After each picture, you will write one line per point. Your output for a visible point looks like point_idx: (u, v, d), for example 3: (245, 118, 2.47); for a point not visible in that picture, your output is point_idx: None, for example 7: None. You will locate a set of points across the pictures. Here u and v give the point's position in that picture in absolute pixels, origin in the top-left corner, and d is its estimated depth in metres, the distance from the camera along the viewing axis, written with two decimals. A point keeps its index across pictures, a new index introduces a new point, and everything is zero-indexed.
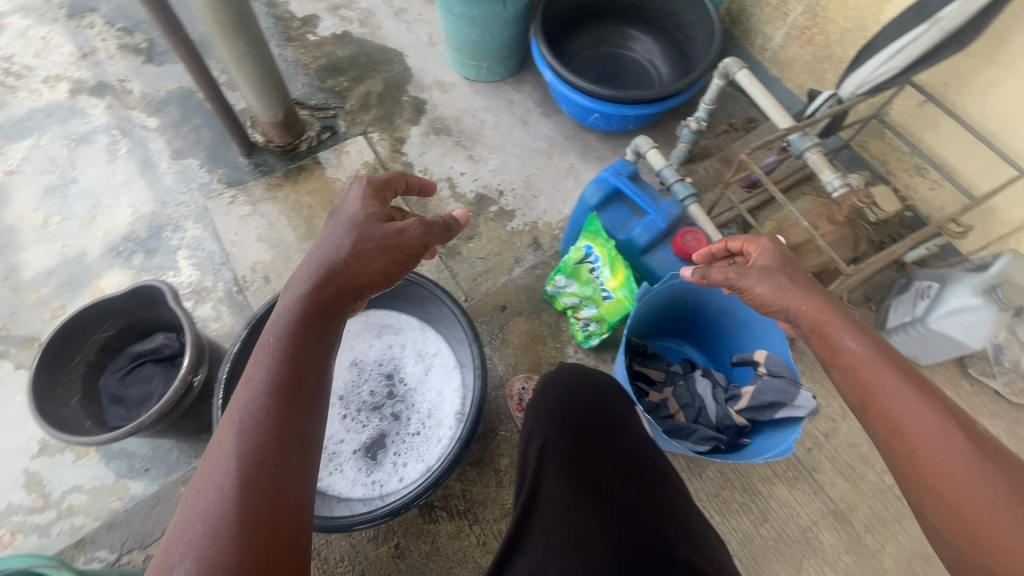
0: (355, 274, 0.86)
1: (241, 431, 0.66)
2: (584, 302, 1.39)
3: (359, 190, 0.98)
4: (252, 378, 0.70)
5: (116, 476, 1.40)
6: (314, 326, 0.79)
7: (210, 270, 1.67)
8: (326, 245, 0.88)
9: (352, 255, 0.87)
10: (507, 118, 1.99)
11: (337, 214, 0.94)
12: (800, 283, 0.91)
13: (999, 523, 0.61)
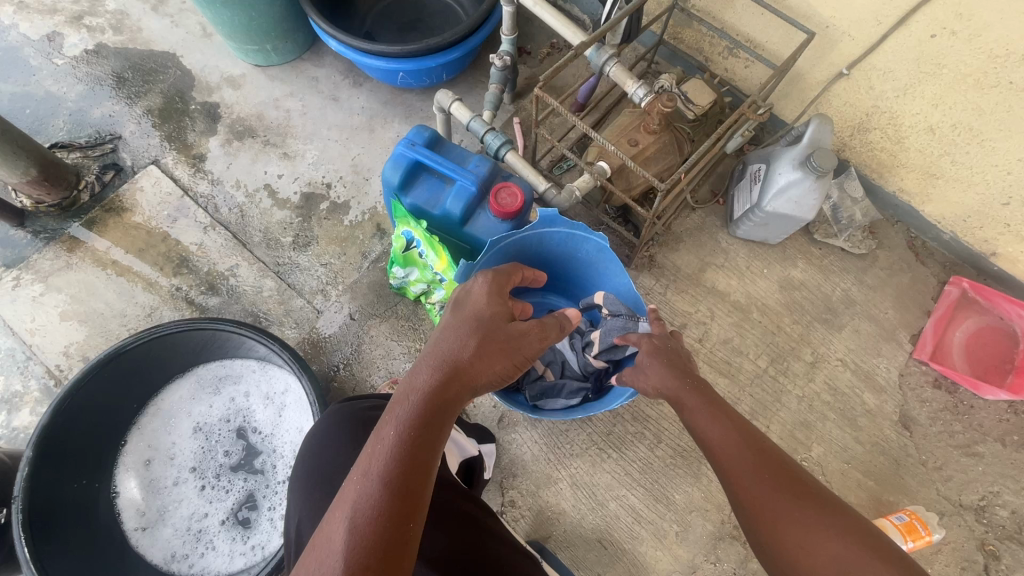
0: (477, 374, 0.74)
1: (353, 530, 0.56)
2: (432, 286, 1.31)
3: (488, 274, 0.84)
4: (370, 471, 0.60)
5: None
6: (436, 427, 0.67)
7: (16, 371, 1.44)
8: (453, 338, 0.75)
9: (475, 355, 0.74)
10: (315, 100, 1.78)
11: (460, 304, 0.81)
12: (675, 365, 0.88)
13: (750, 485, 0.69)
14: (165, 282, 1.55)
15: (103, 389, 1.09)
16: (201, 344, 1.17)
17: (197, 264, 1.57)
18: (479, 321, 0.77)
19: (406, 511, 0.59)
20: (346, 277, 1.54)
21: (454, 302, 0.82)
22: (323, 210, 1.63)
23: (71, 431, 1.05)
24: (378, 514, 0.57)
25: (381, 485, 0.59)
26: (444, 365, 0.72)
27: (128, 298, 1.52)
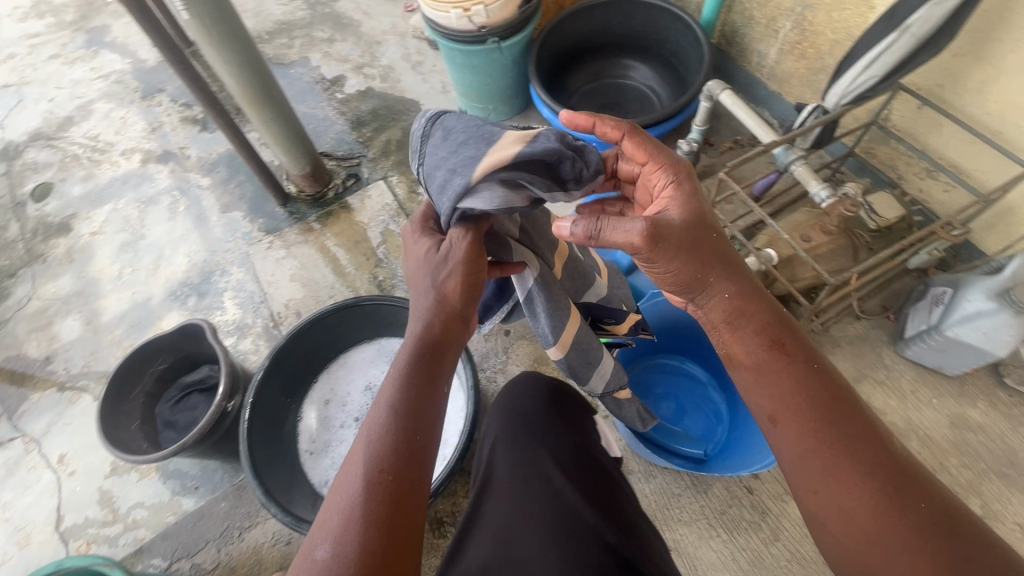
0: (450, 312, 0.88)
1: (368, 451, 0.73)
2: None
3: (416, 232, 0.95)
4: (377, 408, 0.78)
5: (172, 493, 1.57)
6: (422, 358, 0.83)
7: (251, 308, 1.87)
8: (421, 295, 0.88)
9: (438, 297, 0.88)
10: None
11: (410, 266, 0.93)
12: (711, 257, 0.87)
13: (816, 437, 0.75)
14: (367, 270, 1.91)
15: (319, 331, 1.40)
16: (392, 320, 1.45)
17: (393, 262, 1.91)
18: (438, 283, 0.88)
19: (408, 424, 0.76)
20: None
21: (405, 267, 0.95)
22: None
23: (292, 355, 1.37)
24: (386, 430, 0.75)
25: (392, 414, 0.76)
26: (431, 313, 0.87)
27: (338, 276, 1.91)
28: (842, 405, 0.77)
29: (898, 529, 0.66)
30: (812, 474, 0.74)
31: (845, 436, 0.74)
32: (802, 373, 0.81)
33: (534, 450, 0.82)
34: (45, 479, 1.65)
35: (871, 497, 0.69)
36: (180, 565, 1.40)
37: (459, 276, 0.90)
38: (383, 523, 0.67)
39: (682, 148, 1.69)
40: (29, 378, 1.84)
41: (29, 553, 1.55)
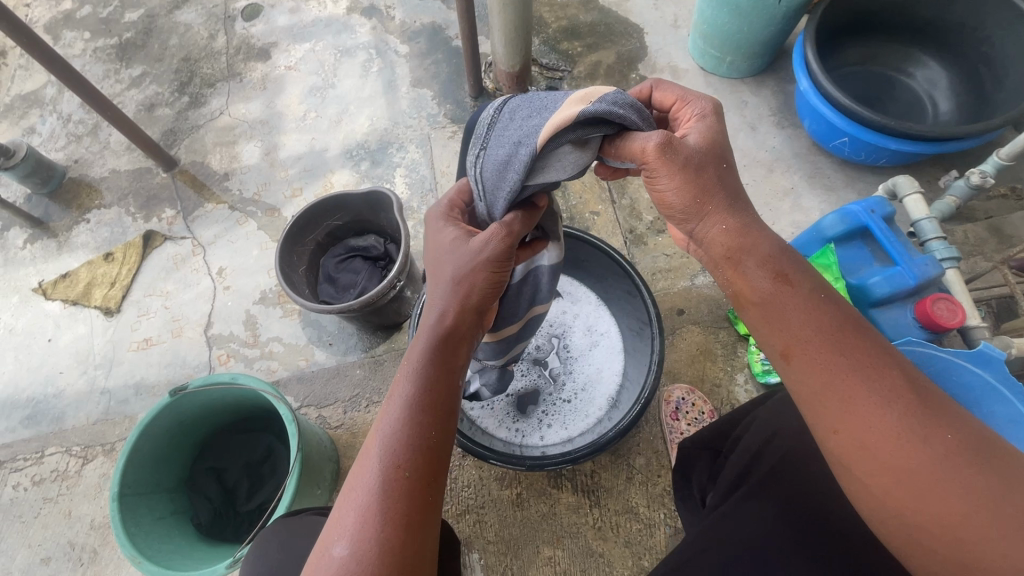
0: (477, 298, 0.75)
1: (383, 441, 0.65)
2: None
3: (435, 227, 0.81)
4: (394, 396, 0.68)
5: (308, 340, 1.61)
6: (446, 343, 0.72)
7: (419, 192, 1.83)
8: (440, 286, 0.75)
9: (460, 280, 0.74)
10: (735, 119, 1.86)
11: (431, 253, 0.80)
12: (711, 180, 0.73)
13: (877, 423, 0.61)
14: None
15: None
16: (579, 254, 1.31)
17: (571, 194, 1.78)
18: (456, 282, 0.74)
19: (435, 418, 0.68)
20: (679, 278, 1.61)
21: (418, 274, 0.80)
22: None
23: None
24: (402, 419, 0.66)
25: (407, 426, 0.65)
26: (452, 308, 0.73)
27: None
28: (870, 347, 0.65)
29: (958, 475, 0.57)
30: (834, 412, 0.64)
31: (874, 376, 0.63)
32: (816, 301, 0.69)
33: (797, 476, 0.81)
34: (204, 285, 1.77)
35: (924, 440, 0.59)
36: (307, 410, 1.46)
37: (492, 262, 0.76)
38: (404, 519, 0.61)
39: (966, 177, 1.39)
40: (206, 187, 1.93)
41: (179, 344, 1.68)
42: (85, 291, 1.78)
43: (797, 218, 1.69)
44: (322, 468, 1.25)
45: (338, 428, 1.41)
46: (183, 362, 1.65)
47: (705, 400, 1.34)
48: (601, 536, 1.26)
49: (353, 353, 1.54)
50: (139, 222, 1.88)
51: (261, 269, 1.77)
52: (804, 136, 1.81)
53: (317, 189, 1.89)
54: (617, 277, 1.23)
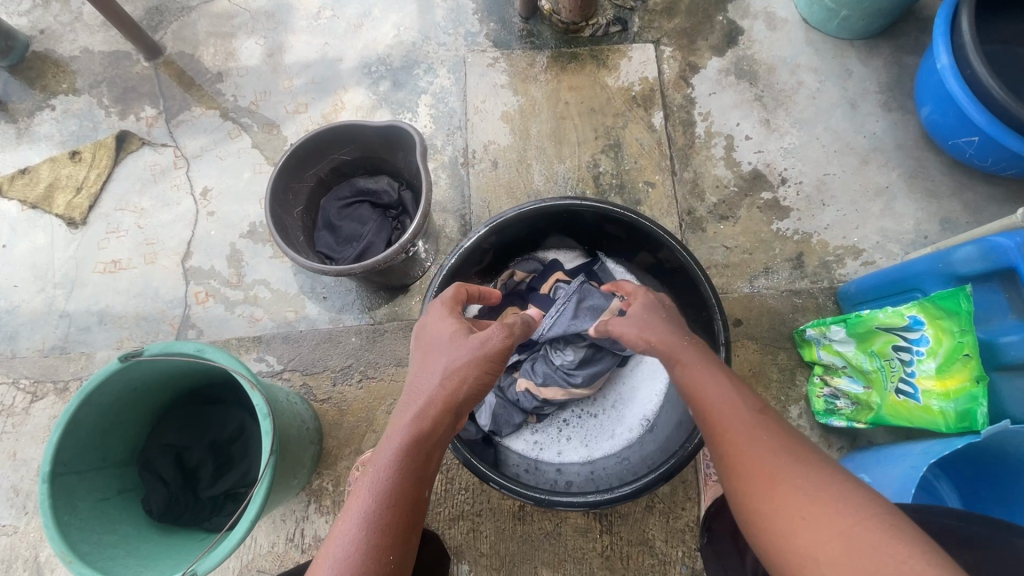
0: (468, 386, 0.75)
1: (360, 520, 0.61)
2: (850, 373, 1.11)
3: (443, 306, 0.85)
4: (379, 466, 0.65)
5: (299, 289, 1.38)
6: (434, 430, 0.70)
7: (445, 130, 1.54)
8: (438, 357, 0.77)
9: (449, 373, 0.74)
10: (835, 92, 1.52)
11: (422, 341, 0.81)
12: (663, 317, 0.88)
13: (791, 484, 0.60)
14: (589, 151, 1.50)
15: (558, 217, 1.09)
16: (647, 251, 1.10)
17: (624, 157, 1.49)
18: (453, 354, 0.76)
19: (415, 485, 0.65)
20: (736, 278, 1.37)
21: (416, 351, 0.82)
22: (761, 200, 1.45)
23: (516, 229, 1.08)
24: (382, 500, 0.62)
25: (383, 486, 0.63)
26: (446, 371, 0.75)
27: (554, 141, 1.51)
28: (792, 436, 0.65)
29: (877, 536, 0.53)
30: (756, 487, 0.62)
31: (800, 460, 0.63)
32: (735, 395, 0.71)
33: None
34: (185, 206, 1.52)
35: (835, 514, 0.56)
36: (291, 375, 1.27)
37: (485, 363, 0.77)
38: None
39: None
40: (195, 86, 1.62)
41: (151, 272, 1.46)
42: (46, 193, 1.53)
43: (886, 224, 1.41)
44: (302, 456, 1.08)
45: (324, 402, 1.24)
46: (154, 294, 1.44)
47: None
48: (607, 565, 1.12)
49: (349, 312, 1.33)
50: (112, 118, 1.59)
51: (252, 197, 1.51)
52: (914, 124, 1.48)
53: (324, 108, 1.59)
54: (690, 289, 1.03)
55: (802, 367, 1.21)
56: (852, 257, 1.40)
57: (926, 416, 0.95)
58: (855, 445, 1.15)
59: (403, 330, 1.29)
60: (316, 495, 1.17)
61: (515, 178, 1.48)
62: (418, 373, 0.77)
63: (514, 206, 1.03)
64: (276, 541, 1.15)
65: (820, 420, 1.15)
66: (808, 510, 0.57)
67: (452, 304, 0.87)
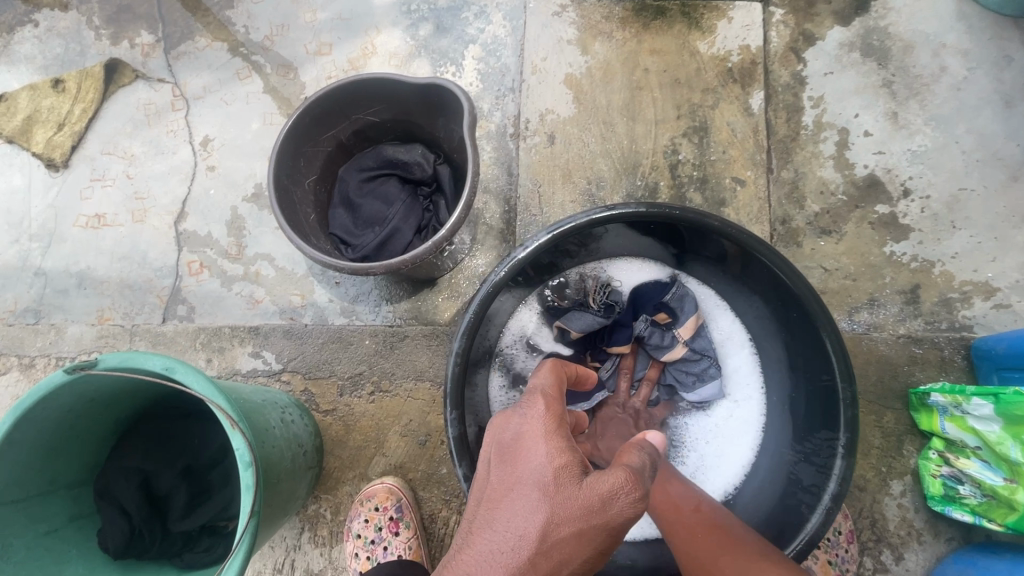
0: (564, 570, 0.48)
1: None
2: (984, 457, 0.87)
3: (544, 412, 0.54)
4: None
5: (307, 271, 1.16)
6: None
7: (494, 92, 1.27)
8: (517, 516, 0.49)
9: (537, 549, 0.48)
10: (987, 84, 1.21)
11: (508, 463, 0.52)
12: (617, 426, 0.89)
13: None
14: (667, 133, 1.23)
15: (637, 228, 0.84)
16: (745, 282, 0.86)
17: (710, 145, 1.22)
18: (545, 524, 0.48)
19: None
20: (833, 309, 1.11)
21: (483, 475, 0.54)
22: (874, 214, 1.17)
23: (581, 237, 0.84)
24: None
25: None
26: (528, 552, 0.47)
27: (626, 117, 1.24)
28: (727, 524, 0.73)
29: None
30: None
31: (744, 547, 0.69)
32: (679, 489, 0.76)
33: None
34: (182, 157, 1.29)
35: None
36: (293, 377, 1.08)
37: (594, 543, 0.49)
38: None
39: None
40: (201, 11, 1.36)
41: (139, 233, 1.25)
42: (25, 127, 1.31)
43: None
44: (297, 486, 0.89)
45: (327, 413, 1.05)
46: (141, 259, 1.24)
47: (843, 514, 0.95)
48: None
49: (364, 305, 1.11)
50: (103, 42, 1.35)
51: (260, 154, 1.28)
52: None
53: (351, 51, 1.32)
54: (803, 343, 0.79)
55: (912, 436, 0.99)
56: (983, 296, 1.12)
57: None
58: (970, 539, 0.94)
59: (426, 336, 1.07)
60: (310, 522, 1.00)
61: (574, 159, 1.22)
62: (483, 529, 0.50)
63: (583, 210, 0.78)
64: (260, 570, 0.98)
65: (933, 507, 0.94)
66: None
67: (558, 407, 0.55)
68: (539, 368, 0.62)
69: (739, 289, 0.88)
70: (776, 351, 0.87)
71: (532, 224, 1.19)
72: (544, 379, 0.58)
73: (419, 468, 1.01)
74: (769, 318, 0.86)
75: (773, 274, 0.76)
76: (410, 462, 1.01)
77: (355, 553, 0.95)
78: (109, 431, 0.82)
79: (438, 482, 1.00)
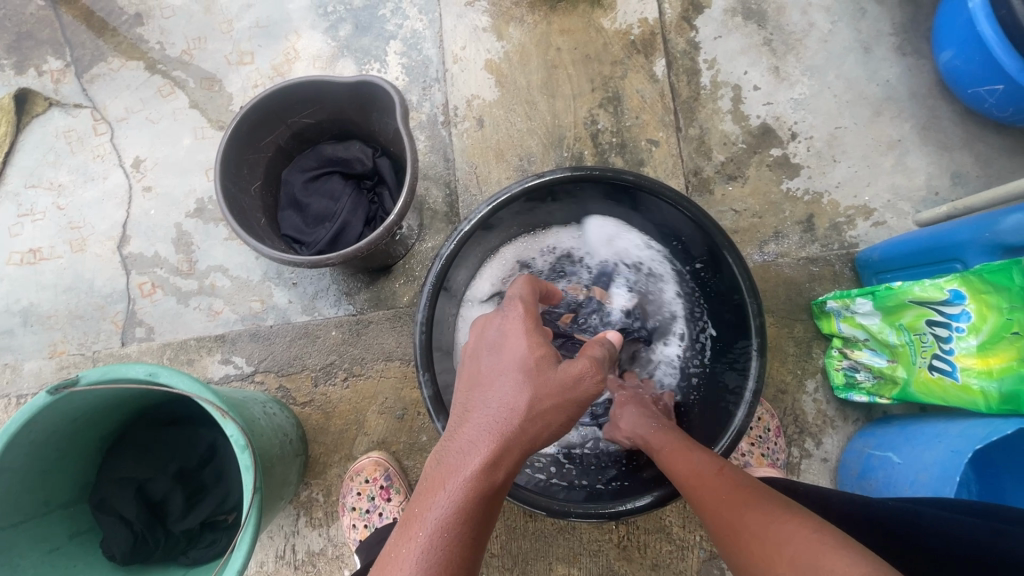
0: (543, 438, 0.57)
1: None
2: (873, 344, 1.05)
3: (522, 309, 0.63)
4: (433, 514, 0.51)
5: (263, 275, 1.20)
6: (501, 491, 0.54)
7: (419, 83, 1.34)
8: (503, 392, 0.57)
9: (527, 420, 0.56)
10: (847, 34, 1.40)
11: (495, 357, 0.60)
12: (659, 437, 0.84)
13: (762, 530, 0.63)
14: (585, 106, 1.34)
15: (568, 193, 0.94)
16: (664, 230, 0.98)
17: (625, 112, 1.34)
18: (528, 400, 0.56)
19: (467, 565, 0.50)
20: (746, 245, 1.27)
21: (467, 366, 0.63)
22: (770, 157, 1.34)
23: (515, 208, 0.93)
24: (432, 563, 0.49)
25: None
26: (516, 428, 0.55)
27: (546, 94, 1.34)
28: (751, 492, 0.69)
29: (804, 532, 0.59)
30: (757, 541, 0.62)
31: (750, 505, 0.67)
32: (698, 455, 0.76)
33: None
34: (113, 181, 1.28)
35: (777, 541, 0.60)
36: (266, 377, 1.13)
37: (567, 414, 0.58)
38: None
39: None
40: (110, 30, 1.34)
41: (81, 262, 1.24)
42: None
43: (897, 181, 1.33)
44: (288, 473, 0.94)
45: (305, 405, 1.10)
46: (88, 287, 1.23)
47: (770, 414, 1.11)
48: (624, 555, 1.07)
49: (324, 300, 1.16)
50: (7, 73, 1.31)
51: (195, 168, 1.29)
52: (929, 70, 1.37)
53: (274, 57, 1.35)
54: (716, 270, 0.92)
55: (818, 340, 1.17)
56: (863, 217, 1.31)
57: (961, 395, 0.89)
58: (871, 417, 1.12)
59: (389, 319, 1.14)
60: (305, 506, 1.06)
61: (504, 139, 1.32)
62: (475, 409, 0.58)
63: (517, 180, 0.87)
64: (264, 560, 1.04)
65: (839, 395, 1.12)
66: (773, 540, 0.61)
67: (533, 309, 0.64)
68: (513, 284, 0.71)
69: (661, 236, 1.01)
70: (696, 285, 1.01)
71: (474, 204, 1.28)
72: (520, 291, 0.67)
73: (400, 440, 1.08)
74: (687, 259, 0.99)
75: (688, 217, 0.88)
76: (391, 436, 1.08)
77: (353, 524, 1.02)
78: (94, 448, 0.85)
79: (420, 449, 1.08)
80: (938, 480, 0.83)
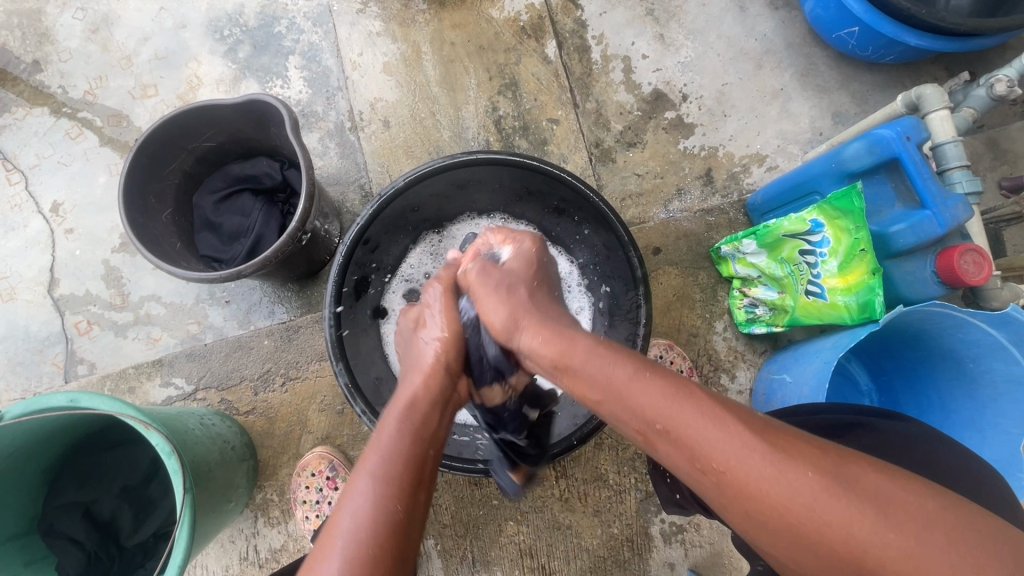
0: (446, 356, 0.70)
1: (380, 478, 0.56)
2: (765, 281, 1.14)
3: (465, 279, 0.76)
4: (385, 426, 0.61)
5: (196, 297, 1.24)
6: (434, 392, 0.66)
7: (323, 93, 1.38)
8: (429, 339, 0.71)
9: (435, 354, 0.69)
10: None
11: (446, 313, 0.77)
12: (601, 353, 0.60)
13: (789, 501, 0.48)
14: (485, 95, 1.41)
15: (456, 179, 1.01)
16: (552, 202, 1.05)
17: (523, 96, 1.41)
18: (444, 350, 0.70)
19: (412, 485, 0.57)
20: (651, 206, 1.35)
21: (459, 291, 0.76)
22: (665, 120, 1.42)
23: (405, 200, 0.99)
24: (391, 458, 0.58)
25: (371, 512, 0.53)
26: (440, 382, 0.67)
27: (446, 88, 1.40)
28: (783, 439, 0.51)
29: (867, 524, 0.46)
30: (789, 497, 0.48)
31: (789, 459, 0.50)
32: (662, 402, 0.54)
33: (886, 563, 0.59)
34: (34, 228, 1.31)
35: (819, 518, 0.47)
36: (208, 393, 1.18)
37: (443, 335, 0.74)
38: (389, 546, 0.53)
39: (959, 80, 1.19)
40: (10, 79, 1.36)
41: (14, 310, 1.27)
42: None
43: (784, 127, 1.42)
44: (232, 477, 1.00)
45: (248, 414, 1.16)
46: (24, 333, 1.26)
47: (683, 356, 1.22)
48: (567, 507, 1.15)
49: (257, 313, 1.21)
50: None
51: (115, 204, 1.32)
52: (800, 19, 1.46)
53: (178, 86, 1.38)
54: (600, 233, 1.00)
55: (723, 283, 1.28)
56: (757, 164, 1.40)
57: (835, 311, 0.99)
58: (777, 346, 1.24)
59: (319, 322, 1.20)
60: (261, 508, 1.11)
61: (412, 136, 1.37)
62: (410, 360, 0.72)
63: (400, 175, 0.93)
64: (229, 564, 1.10)
65: (743, 330, 1.22)
66: (804, 513, 0.48)
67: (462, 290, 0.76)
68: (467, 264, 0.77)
69: (552, 210, 1.08)
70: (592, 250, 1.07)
71: None
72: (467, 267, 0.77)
73: (344, 433, 1.15)
74: (577, 227, 1.07)
75: (567, 186, 0.95)
76: (335, 430, 1.15)
77: (306, 516, 1.10)
78: (35, 480, 0.89)
79: (364, 439, 1.15)
80: (815, 391, 0.94)
